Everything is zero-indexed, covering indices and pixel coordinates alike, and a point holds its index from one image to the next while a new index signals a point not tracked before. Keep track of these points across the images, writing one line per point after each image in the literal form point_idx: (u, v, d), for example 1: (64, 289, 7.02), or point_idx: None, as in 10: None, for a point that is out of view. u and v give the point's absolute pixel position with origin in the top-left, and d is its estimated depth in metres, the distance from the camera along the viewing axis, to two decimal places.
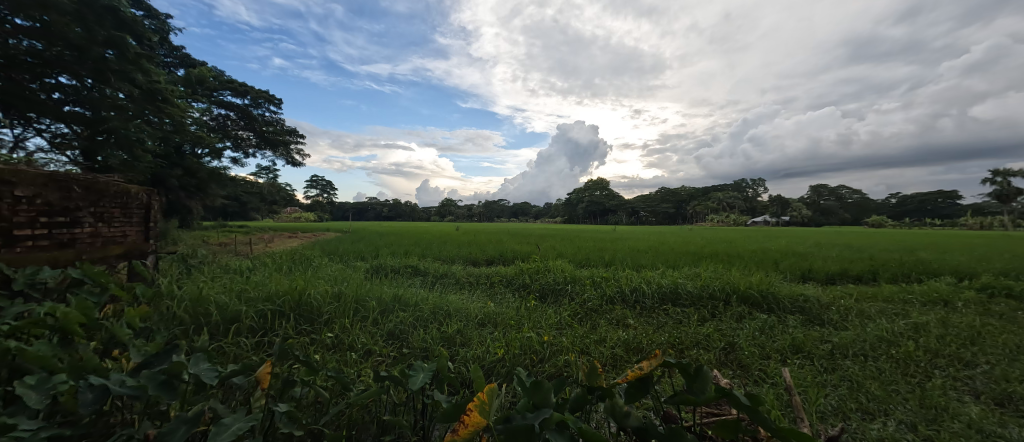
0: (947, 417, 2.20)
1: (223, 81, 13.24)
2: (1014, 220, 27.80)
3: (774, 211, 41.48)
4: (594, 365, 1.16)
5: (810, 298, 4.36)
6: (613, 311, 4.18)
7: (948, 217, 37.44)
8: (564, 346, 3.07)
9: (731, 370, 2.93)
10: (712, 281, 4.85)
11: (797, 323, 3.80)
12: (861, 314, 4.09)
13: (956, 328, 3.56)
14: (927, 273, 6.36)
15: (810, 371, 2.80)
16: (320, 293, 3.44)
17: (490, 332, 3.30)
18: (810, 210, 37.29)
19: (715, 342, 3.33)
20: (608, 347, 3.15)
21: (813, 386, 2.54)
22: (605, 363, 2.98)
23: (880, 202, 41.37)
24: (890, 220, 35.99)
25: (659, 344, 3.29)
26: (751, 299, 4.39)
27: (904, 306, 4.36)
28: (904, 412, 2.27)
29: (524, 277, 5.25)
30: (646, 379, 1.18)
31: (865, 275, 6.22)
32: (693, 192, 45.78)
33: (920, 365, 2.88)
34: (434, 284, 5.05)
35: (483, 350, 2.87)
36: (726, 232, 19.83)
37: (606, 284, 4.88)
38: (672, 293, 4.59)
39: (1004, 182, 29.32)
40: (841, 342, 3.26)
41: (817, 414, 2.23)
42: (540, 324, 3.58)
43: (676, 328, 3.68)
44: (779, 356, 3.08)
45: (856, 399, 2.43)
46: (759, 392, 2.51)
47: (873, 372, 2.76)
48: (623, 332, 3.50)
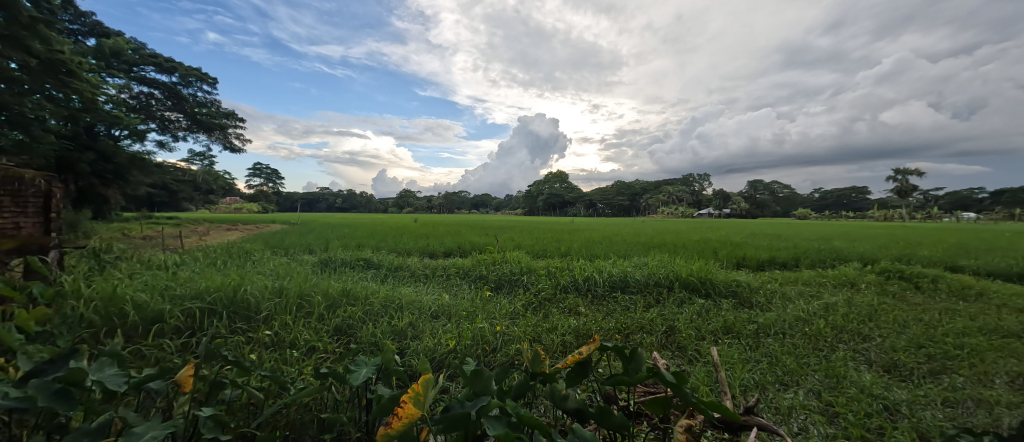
0: (843, 384, 2.53)
1: (145, 55, 11.81)
2: (910, 213, 32.22)
3: (717, 204, 44.73)
4: (537, 352, 1.22)
5: (741, 283, 4.78)
6: (566, 300, 4.31)
7: (859, 211, 42.34)
8: (516, 335, 3.12)
9: (670, 351, 3.14)
10: (659, 269, 5.14)
11: (729, 306, 4.16)
12: (783, 296, 4.55)
13: (858, 307, 4.07)
14: (839, 259, 7.19)
15: (737, 350, 3.07)
16: (258, 289, 3.23)
17: (442, 324, 3.28)
18: (747, 204, 40.69)
19: (658, 325, 3.55)
20: (558, 334, 3.26)
21: (738, 363, 2.80)
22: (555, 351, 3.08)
23: (805, 196, 45.92)
24: (812, 213, 40.11)
25: (608, 331, 3.46)
26: (691, 285, 4.72)
27: (819, 288, 4.92)
28: (812, 381, 2.58)
29: (479, 268, 5.25)
30: (585, 363, 1.24)
31: (789, 262, 6.90)
32: (645, 186, 48.07)
33: (827, 341, 3.27)
34: (387, 277, 4.90)
35: (435, 342, 2.85)
36: (677, 223, 21.07)
37: (559, 274, 5.00)
38: (621, 281, 4.81)
39: (903, 180, 33.73)
40: (765, 322, 3.62)
41: (740, 388, 2.46)
42: (494, 314, 3.61)
43: (623, 314, 3.88)
44: (712, 337, 3.35)
45: (773, 372, 2.72)
46: (693, 370, 2.71)
47: (788, 348, 3.10)
48: (573, 319, 3.63)
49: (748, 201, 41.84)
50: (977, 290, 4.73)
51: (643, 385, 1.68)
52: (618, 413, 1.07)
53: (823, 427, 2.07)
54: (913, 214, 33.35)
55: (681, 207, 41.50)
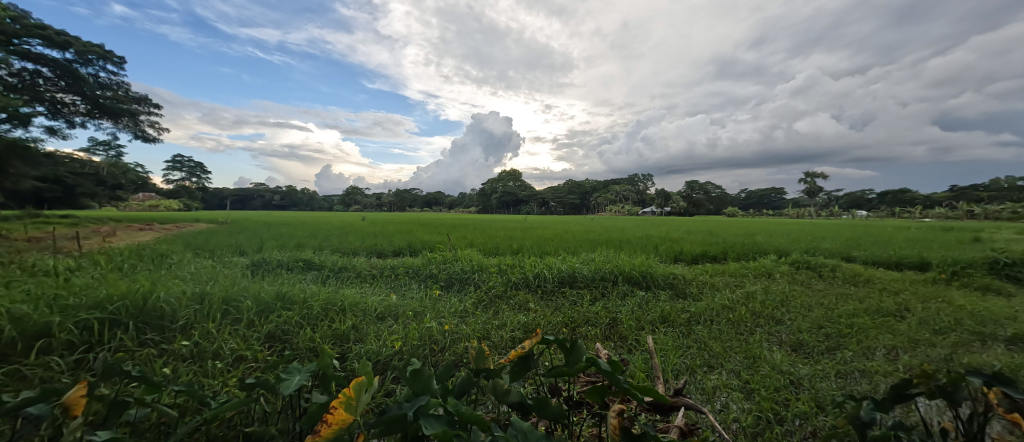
0: (759, 363, 2.81)
1: (30, 26, 10.09)
2: (817, 212, 36.58)
3: (658, 203, 47.65)
4: (481, 348, 1.22)
5: (677, 276, 5.14)
6: (516, 296, 4.36)
7: (777, 209, 47.31)
8: (465, 333, 3.10)
9: (613, 342, 3.30)
10: (605, 264, 5.37)
11: (666, 297, 4.47)
12: (712, 287, 4.97)
13: (774, 294, 4.55)
14: (760, 252, 7.97)
15: (672, 338, 3.30)
16: (175, 296, 2.90)
17: (388, 325, 3.17)
18: (685, 203, 43.81)
19: (602, 318, 3.71)
20: (507, 331, 3.29)
21: (671, 349, 3.01)
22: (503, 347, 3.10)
23: (733, 196, 50.39)
24: (740, 211, 44.12)
25: (556, 325, 3.56)
26: (634, 279, 4.99)
27: (742, 279, 5.43)
28: (733, 362, 2.85)
29: (430, 267, 5.14)
30: (528, 357, 1.26)
31: (719, 255, 7.53)
32: (593, 185, 49.95)
33: (747, 325, 3.62)
34: (329, 279, 4.62)
35: (380, 344, 2.75)
36: (623, 221, 22.14)
37: (510, 271, 5.04)
38: (569, 276, 4.96)
39: (813, 182, 38.20)
40: (696, 311, 3.93)
41: (672, 372, 2.66)
42: (443, 313, 3.56)
43: (571, 308, 4.01)
44: (650, 327, 3.58)
45: (702, 356, 2.97)
46: (632, 359, 2.87)
47: (715, 334, 3.38)
48: (523, 315, 3.69)
49: (685, 200, 45.08)
50: (864, 276, 5.50)
51: (584, 375, 1.75)
52: (554, 403, 1.11)
53: (741, 403, 2.30)
54: (820, 212, 37.90)
55: (626, 206, 43.65)
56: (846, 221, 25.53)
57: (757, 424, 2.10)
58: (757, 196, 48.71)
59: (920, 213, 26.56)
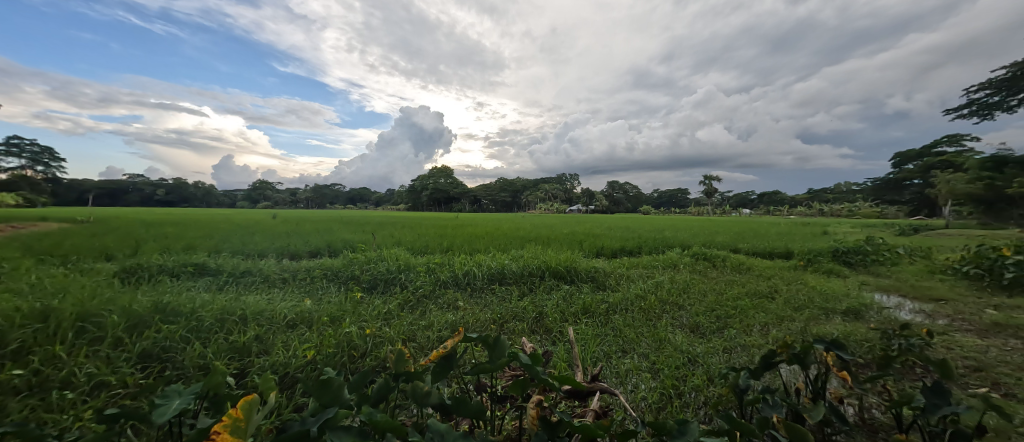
0: (664, 345, 3.12)
1: None
2: (714, 210, 41.77)
3: (583, 201, 50.36)
4: (401, 351, 1.18)
5: (598, 269, 5.48)
6: (445, 295, 4.28)
7: (682, 207, 53.00)
8: (389, 336, 2.95)
9: (538, 335, 3.40)
10: (533, 260, 5.52)
11: (588, 289, 4.74)
12: (628, 278, 5.40)
13: (678, 283, 5.09)
14: (669, 246, 8.85)
15: (592, 327, 3.51)
16: (6, 313, 2.32)
17: (300, 333, 2.90)
18: (606, 201, 46.87)
19: (529, 312, 3.82)
20: (435, 331, 3.21)
21: (590, 338, 3.20)
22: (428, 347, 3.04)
23: (647, 195, 55.27)
24: (652, 209, 48.54)
25: (484, 322, 3.57)
26: (559, 273, 5.21)
27: (654, 270, 5.99)
28: (643, 346, 3.12)
29: (351, 268, 4.81)
30: (450, 356, 1.24)
31: (635, 250, 8.20)
32: (523, 184, 51.10)
33: (656, 312, 4.00)
34: (228, 285, 4.07)
35: (289, 355, 2.51)
36: (551, 218, 23.01)
37: (438, 270, 4.93)
38: (499, 273, 5.00)
39: (711, 184, 43.47)
40: (613, 301, 4.24)
41: (592, 359, 2.84)
42: (363, 316, 3.36)
43: (499, 305, 4.06)
44: (573, 318, 3.77)
45: (618, 342, 3.19)
46: (556, 350, 3.00)
47: (629, 321, 3.67)
48: (451, 314, 3.63)
49: (606, 199, 48.29)
50: (747, 264, 6.42)
51: (508, 370, 1.77)
52: (473, 401, 1.10)
53: (648, 382, 2.53)
54: (716, 210, 43.29)
55: (554, 204, 45.40)
56: (736, 218, 29.60)
57: (661, 400, 2.33)
58: (666, 196, 54.00)
59: (789, 212, 31.79)
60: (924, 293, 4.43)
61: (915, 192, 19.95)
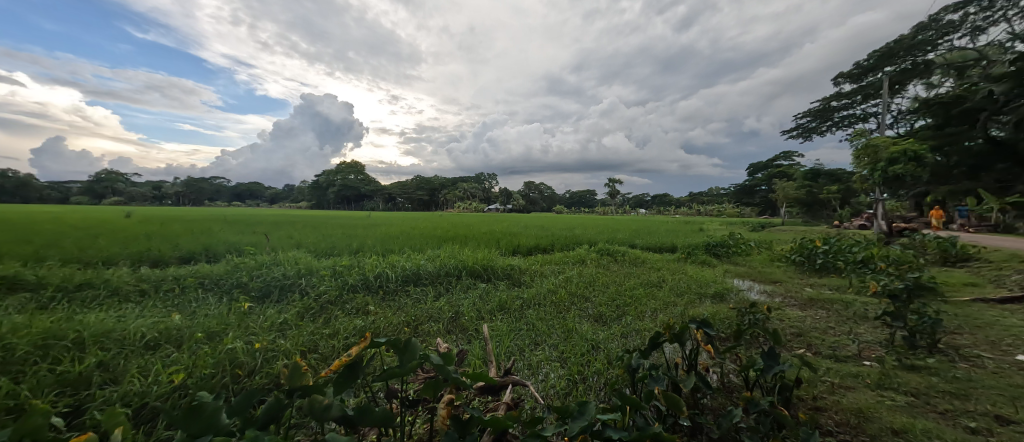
0: (572, 335, 3.35)
1: None
2: (619, 210, 45.85)
3: (501, 201, 51.23)
4: (297, 365, 1.09)
5: (514, 267, 5.65)
6: (354, 300, 4.02)
7: (591, 207, 57.21)
8: (284, 349, 2.68)
9: (453, 334, 3.38)
10: (449, 260, 5.47)
11: (504, 286, 4.87)
12: (541, 274, 5.67)
13: (586, 277, 5.51)
14: (578, 243, 9.49)
15: (507, 323, 3.61)
16: None
17: (167, 354, 2.47)
18: (523, 201, 48.36)
19: (445, 312, 3.79)
20: (340, 338, 3.00)
21: (504, 334, 3.29)
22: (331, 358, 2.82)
23: (561, 195, 58.42)
24: (565, 208, 51.48)
25: (397, 325, 3.44)
26: (476, 272, 5.25)
27: (565, 266, 6.39)
28: (553, 338, 3.31)
29: (238, 275, 4.22)
30: (355, 364, 1.17)
31: (549, 247, 8.63)
32: (440, 182, 50.16)
33: (566, 305, 4.28)
34: (58, 304, 3.25)
35: (150, 381, 2.11)
36: (470, 217, 23.08)
37: (347, 273, 4.60)
38: (414, 274, 4.84)
39: (615, 186, 47.68)
40: (528, 297, 4.42)
41: (505, 354, 2.93)
42: (252, 329, 2.98)
43: (413, 307, 3.95)
44: (488, 316, 3.83)
45: (531, 336, 3.34)
46: (470, 348, 3.02)
47: (541, 315, 3.86)
48: (359, 319, 3.43)
49: (523, 199, 49.84)
50: (642, 258, 7.21)
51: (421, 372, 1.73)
52: (378, 408, 1.07)
53: (557, 371, 2.70)
54: (621, 209, 47.58)
55: (473, 203, 45.43)
56: (635, 217, 33.00)
57: (568, 385, 2.50)
58: (576, 196, 57.77)
59: (676, 212, 36.49)
60: (769, 277, 5.48)
61: (765, 196, 24.46)
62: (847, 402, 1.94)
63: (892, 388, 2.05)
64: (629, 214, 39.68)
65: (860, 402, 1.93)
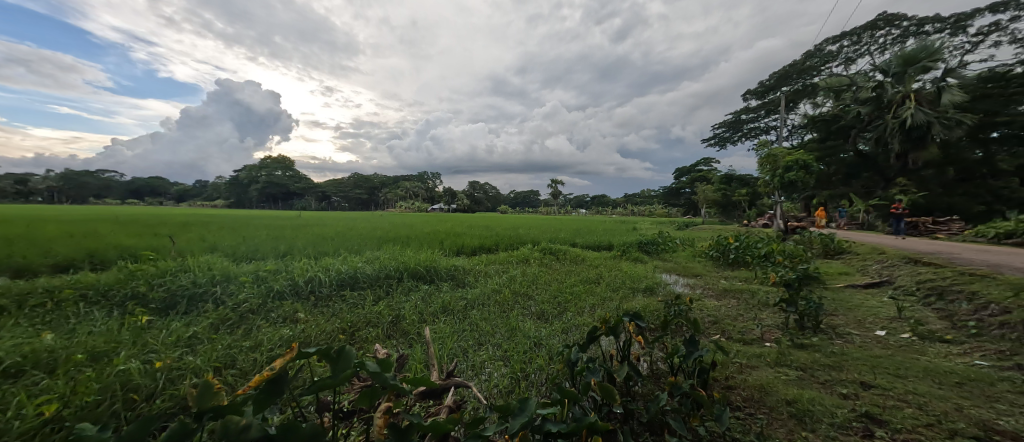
0: (515, 334, 3.40)
1: None
2: (562, 209, 47.43)
3: (446, 201, 50.54)
4: (207, 384, 0.97)
5: (458, 267, 5.61)
6: (281, 308, 3.72)
7: (535, 207, 58.53)
8: (194, 367, 2.39)
9: (394, 339, 3.27)
10: (389, 262, 5.28)
11: (447, 287, 4.82)
12: (485, 274, 5.71)
13: (528, 275, 5.64)
14: (521, 242, 9.65)
15: (450, 325, 3.57)
16: None
17: (36, 381, 2.06)
18: (468, 201, 48.21)
19: (384, 317, 3.66)
20: (263, 351, 2.76)
21: (448, 336, 3.26)
22: (253, 372, 2.57)
23: (505, 196, 59.05)
24: (510, 208, 52.10)
25: (331, 333, 3.25)
26: (418, 274, 5.14)
27: (509, 265, 6.48)
28: (496, 337, 3.35)
29: (135, 284, 3.66)
30: (280, 378, 1.06)
31: (492, 247, 8.68)
32: (381, 181, 48.19)
33: (510, 303, 4.35)
34: None
35: (10, 416, 1.75)
36: (412, 217, 22.46)
37: (273, 279, 4.24)
38: (351, 278, 4.61)
39: (557, 187, 49.28)
40: (471, 297, 4.42)
41: (447, 356, 2.91)
42: (153, 346, 2.62)
43: (349, 312, 3.76)
44: (430, 317, 3.78)
45: (474, 337, 3.34)
46: (412, 352, 2.95)
47: (485, 315, 3.89)
48: (286, 329, 3.19)
49: (468, 198, 49.58)
50: (581, 256, 7.53)
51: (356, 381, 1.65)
52: (304, 425, 1.00)
53: (499, 369, 2.74)
54: (563, 209, 49.19)
55: (416, 203, 44.23)
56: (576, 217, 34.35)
57: (510, 384, 2.55)
58: (519, 197, 58.70)
59: (612, 213, 38.61)
60: (690, 271, 6.02)
61: (688, 198, 26.75)
62: (751, 378, 2.22)
63: (787, 365, 2.38)
64: (571, 214, 41.25)
65: (762, 379, 2.21)
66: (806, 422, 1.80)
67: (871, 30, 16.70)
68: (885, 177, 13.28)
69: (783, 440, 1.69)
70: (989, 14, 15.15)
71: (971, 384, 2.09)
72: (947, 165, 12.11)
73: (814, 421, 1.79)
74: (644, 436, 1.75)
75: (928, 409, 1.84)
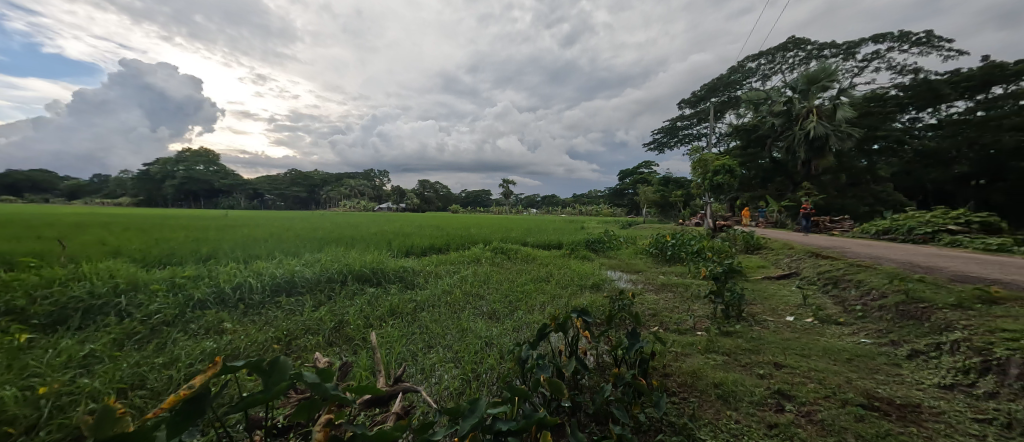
0: (466, 335, 3.40)
1: None
2: (513, 209, 48.00)
3: (394, 199, 48.99)
4: (108, 409, 0.85)
5: (407, 268, 5.47)
6: (203, 318, 3.38)
7: (486, 207, 58.64)
8: (93, 391, 2.06)
9: (337, 347, 3.12)
10: (331, 264, 5.01)
11: (395, 290, 4.69)
12: (436, 274, 5.63)
13: (479, 275, 5.65)
14: (471, 242, 9.61)
15: (398, 328, 3.48)
16: None
17: None
18: (418, 200, 47.20)
19: (326, 323, 3.47)
20: (183, 367, 2.49)
21: (396, 340, 3.18)
22: (167, 392, 2.27)
23: (456, 195, 58.50)
24: (461, 208, 51.75)
25: (264, 343, 3.02)
26: (364, 276, 4.94)
27: (460, 265, 6.43)
28: (446, 340, 3.30)
29: (11, 295, 2.94)
30: (201, 397, 0.96)
31: (442, 246, 8.55)
32: (323, 179, 45.60)
33: (461, 304, 4.32)
34: None
35: None
36: (359, 216, 21.51)
37: (194, 287, 3.80)
38: (287, 282, 4.31)
39: (508, 187, 49.80)
40: (420, 299, 4.34)
41: (394, 362, 2.81)
42: (34, 370, 2.19)
43: (286, 320, 3.52)
44: (378, 321, 3.66)
45: (424, 340, 3.28)
46: (357, 359, 2.84)
47: (436, 317, 3.83)
48: (210, 341, 2.91)
49: (418, 198, 48.48)
50: (532, 255, 7.67)
51: (289, 395, 1.52)
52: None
53: (450, 371, 2.72)
54: (514, 208, 49.79)
55: (362, 202, 42.49)
56: (526, 216, 34.81)
57: (461, 385, 2.54)
58: (471, 196, 58.47)
59: (562, 212, 39.65)
60: (632, 267, 6.37)
61: (632, 198, 28.23)
62: (684, 365, 2.41)
63: (715, 351, 2.61)
64: (522, 214, 41.89)
65: (694, 365, 2.41)
66: (731, 401, 1.99)
67: (783, 51, 18.76)
68: (793, 181, 15.01)
69: (711, 419, 1.86)
70: (872, 44, 17.73)
71: (858, 359, 2.44)
72: (841, 172, 14.02)
73: (737, 400, 1.99)
74: (590, 426, 1.84)
75: (826, 383, 2.12)
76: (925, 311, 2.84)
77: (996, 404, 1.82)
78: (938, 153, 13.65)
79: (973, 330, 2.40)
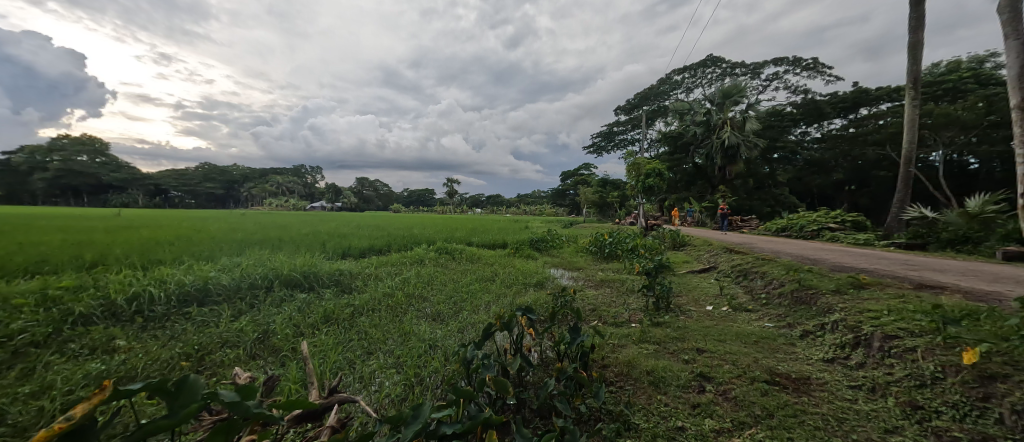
0: (409, 338, 3.28)
1: None
2: (458, 208, 47.50)
3: (330, 198, 46.12)
4: None
5: (344, 271, 5.16)
6: (89, 336, 2.88)
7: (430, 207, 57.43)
8: None
9: (261, 359, 2.85)
10: (254, 269, 4.55)
11: (330, 294, 4.39)
12: (376, 277, 5.38)
13: (422, 276, 5.49)
14: (413, 242, 9.34)
15: (333, 336, 3.25)
16: None
17: None
18: (357, 198, 44.91)
19: (248, 334, 3.15)
20: (58, 395, 2.09)
21: (331, 348, 2.97)
22: (36, 427, 1.89)
23: (399, 194, 56.57)
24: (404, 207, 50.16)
25: (169, 361, 2.66)
26: (293, 281, 4.56)
27: (403, 266, 6.20)
28: (385, 345, 3.15)
29: None
30: (85, 428, 0.81)
31: (382, 247, 8.19)
32: (247, 175, 41.62)
33: (402, 307, 4.15)
34: None
35: None
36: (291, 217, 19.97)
37: (75, 299, 3.19)
38: (200, 290, 3.85)
39: (453, 186, 49.28)
40: (359, 303, 4.11)
41: (327, 372, 2.62)
42: None
43: (198, 333, 3.14)
44: (310, 329, 3.40)
45: (361, 346, 3.10)
46: (285, 372, 2.61)
47: (375, 322, 3.65)
48: (98, 362, 2.49)
49: (356, 197, 46.16)
50: (476, 255, 7.62)
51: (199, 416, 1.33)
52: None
53: (391, 378, 2.60)
54: (459, 208, 49.35)
55: (290, 201, 40.00)
56: (471, 216, 34.63)
57: (403, 391, 2.44)
58: (414, 195, 56.93)
59: (507, 212, 40.08)
60: (573, 265, 6.58)
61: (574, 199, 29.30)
62: (618, 355, 2.54)
63: (647, 340, 2.79)
64: (467, 213, 41.59)
65: (628, 355, 2.54)
66: (660, 386, 2.13)
67: (703, 67, 20.63)
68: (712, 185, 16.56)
69: (644, 404, 1.98)
70: (774, 66, 20.12)
71: (763, 341, 2.74)
72: (750, 177, 15.74)
73: (666, 385, 2.14)
74: (534, 421, 1.86)
75: (739, 364, 2.35)
76: (813, 296, 3.27)
77: (866, 372, 2.13)
78: (823, 162, 15.87)
79: (848, 311, 2.79)
